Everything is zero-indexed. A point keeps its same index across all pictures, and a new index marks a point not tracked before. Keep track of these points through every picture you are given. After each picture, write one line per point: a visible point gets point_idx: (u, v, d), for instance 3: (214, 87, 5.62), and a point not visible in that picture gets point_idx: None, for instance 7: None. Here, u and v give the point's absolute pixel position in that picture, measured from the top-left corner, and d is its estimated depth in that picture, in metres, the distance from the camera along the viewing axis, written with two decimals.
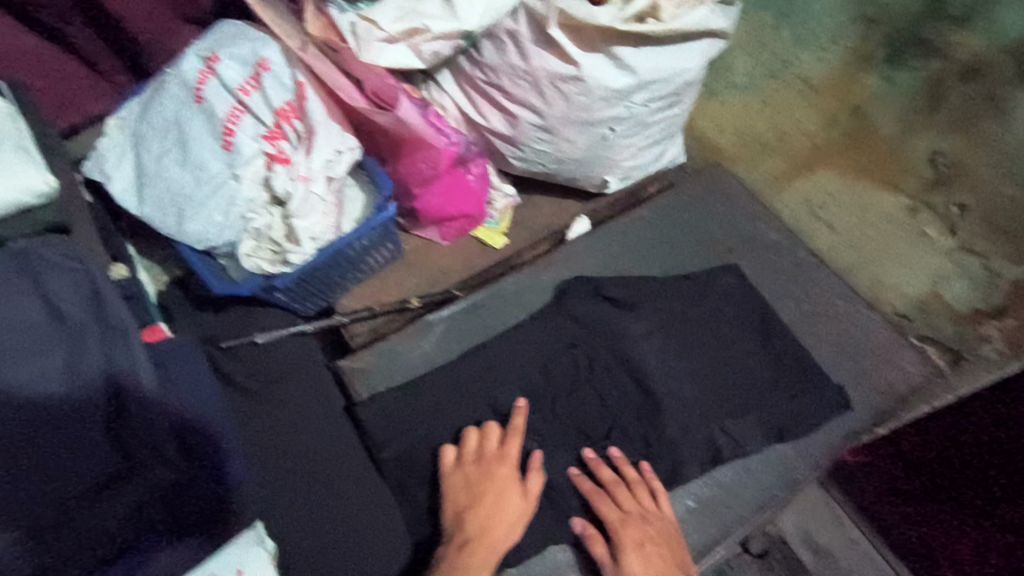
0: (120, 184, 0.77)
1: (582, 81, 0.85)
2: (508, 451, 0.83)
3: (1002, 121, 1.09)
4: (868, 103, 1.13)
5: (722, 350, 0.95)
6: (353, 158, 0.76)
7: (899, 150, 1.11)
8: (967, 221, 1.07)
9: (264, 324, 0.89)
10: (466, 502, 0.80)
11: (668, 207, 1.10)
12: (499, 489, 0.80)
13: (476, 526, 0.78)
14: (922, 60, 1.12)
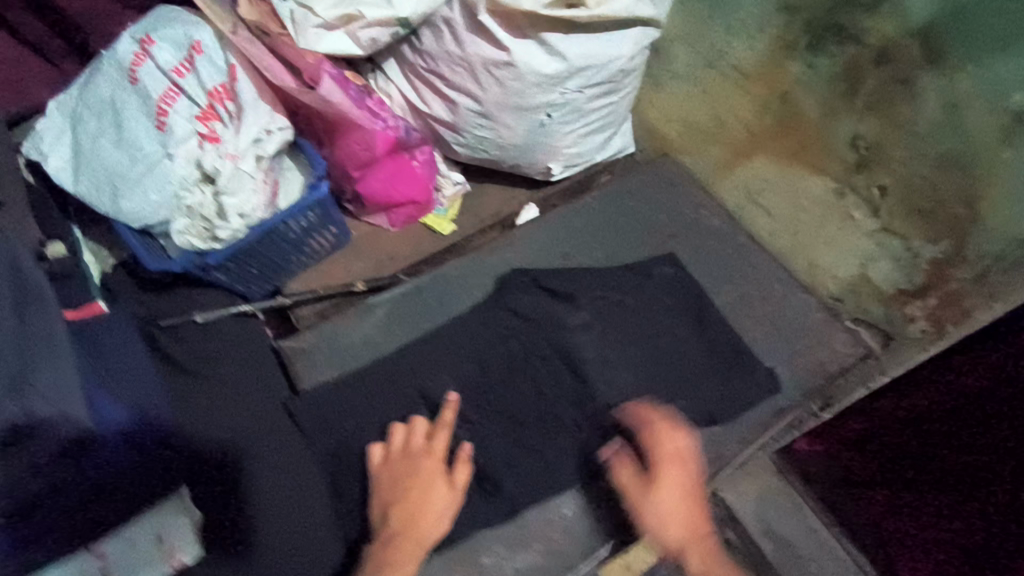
0: (56, 163, 0.78)
1: (513, 66, 0.88)
2: (435, 446, 0.84)
3: (913, 103, 1.10)
4: (795, 89, 1.16)
5: (656, 334, 0.97)
6: (283, 138, 0.78)
7: (821, 136, 1.13)
8: (888, 203, 1.08)
9: (204, 303, 0.90)
10: (394, 500, 0.80)
11: (616, 194, 1.12)
12: (427, 484, 0.81)
13: (403, 520, 0.79)
14: (839, 45, 1.14)
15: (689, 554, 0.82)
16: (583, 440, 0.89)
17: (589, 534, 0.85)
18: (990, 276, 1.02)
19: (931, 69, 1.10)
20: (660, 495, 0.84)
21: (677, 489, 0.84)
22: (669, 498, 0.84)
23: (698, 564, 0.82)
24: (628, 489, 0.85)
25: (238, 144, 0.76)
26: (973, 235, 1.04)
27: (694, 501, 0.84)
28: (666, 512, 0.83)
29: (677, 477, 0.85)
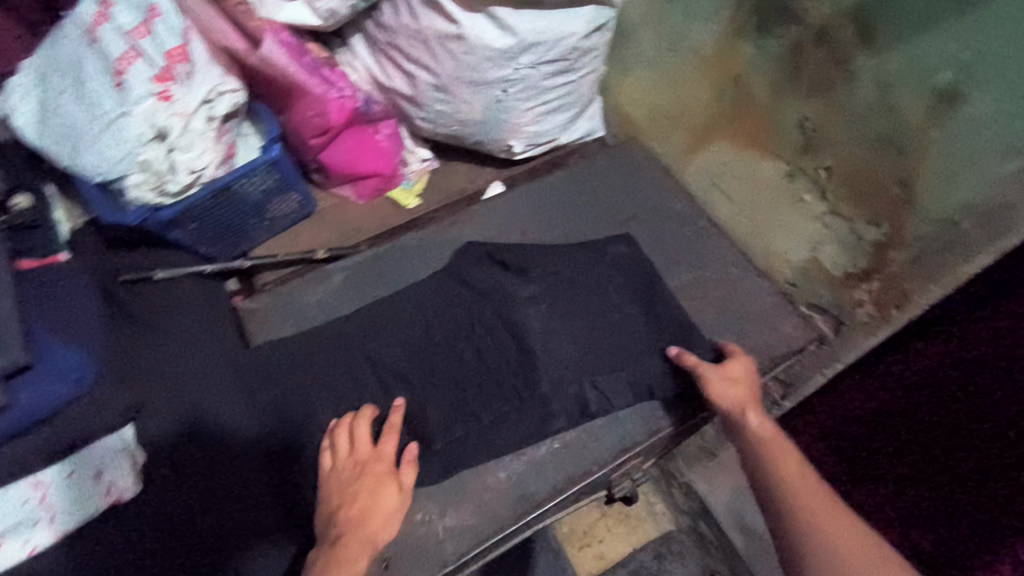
0: (23, 118, 0.83)
1: (464, 39, 0.90)
2: (383, 450, 0.79)
3: (849, 86, 1.13)
4: (749, 72, 1.19)
5: (599, 309, 0.98)
6: (234, 99, 0.83)
7: (772, 116, 1.17)
8: (833, 184, 1.12)
9: (164, 263, 0.94)
10: (340, 504, 0.74)
11: (580, 175, 1.14)
12: (374, 487, 0.76)
13: (349, 523, 0.73)
14: (783, 27, 1.16)
15: (750, 411, 0.81)
16: (521, 414, 0.89)
17: (523, 497, 0.86)
18: (924, 259, 1.02)
19: (866, 51, 1.12)
20: (731, 368, 0.87)
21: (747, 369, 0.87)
22: (741, 372, 0.86)
23: (758, 420, 0.80)
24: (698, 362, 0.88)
25: (188, 103, 0.80)
26: (909, 218, 1.07)
27: (753, 380, 0.86)
28: (733, 381, 0.85)
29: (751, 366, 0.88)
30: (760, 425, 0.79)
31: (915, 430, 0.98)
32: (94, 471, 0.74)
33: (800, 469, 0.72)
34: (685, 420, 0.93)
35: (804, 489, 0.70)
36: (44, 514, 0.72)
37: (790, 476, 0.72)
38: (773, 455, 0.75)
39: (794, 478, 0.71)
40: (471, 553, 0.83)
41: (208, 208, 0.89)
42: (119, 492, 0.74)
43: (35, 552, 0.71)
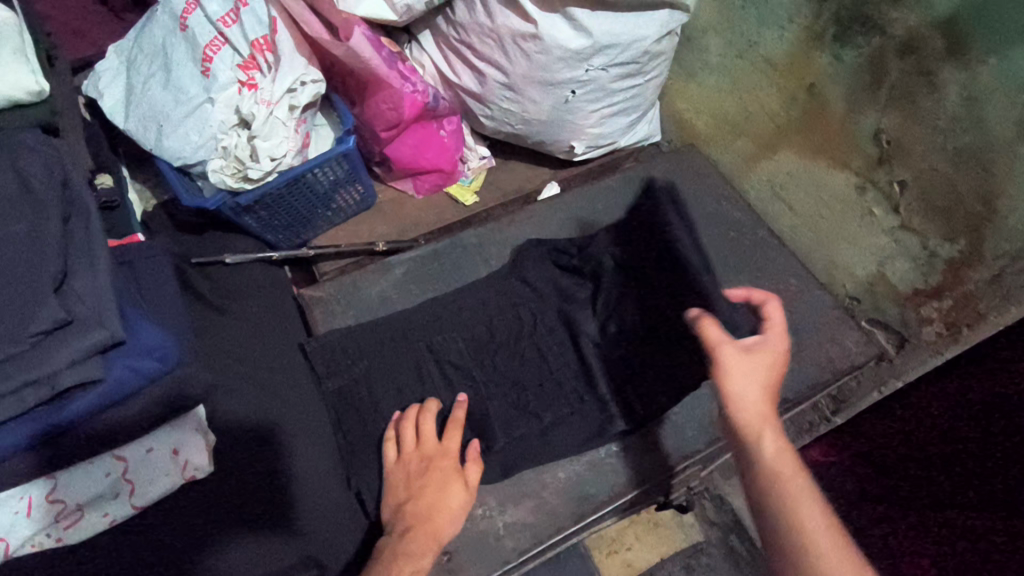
0: (110, 101, 0.85)
1: (540, 40, 0.91)
2: (448, 445, 0.83)
3: (935, 96, 1.12)
4: (822, 80, 1.17)
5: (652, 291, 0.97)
6: (315, 90, 0.84)
7: (846, 126, 1.15)
8: (907, 199, 1.08)
9: (234, 248, 0.96)
10: (408, 496, 0.80)
11: (638, 179, 1.13)
12: (440, 481, 0.80)
13: (418, 514, 0.78)
14: (864, 37, 1.17)
15: (766, 428, 0.68)
16: (588, 411, 0.90)
17: (583, 497, 0.86)
18: (1005, 277, 1.02)
19: (954, 65, 1.13)
20: (757, 360, 0.71)
21: (778, 357, 0.72)
22: (768, 364, 0.71)
23: (772, 445, 0.67)
24: (719, 344, 0.73)
25: (273, 92, 0.81)
26: (990, 236, 1.05)
27: (773, 374, 0.72)
28: (757, 378, 0.70)
29: (784, 347, 0.73)
30: (777, 452, 0.66)
31: (953, 456, 0.93)
32: (170, 450, 0.73)
33: (820, 521, 0.61)
34: None
35: (830, 568, 0.58)
36: (125, 487, 0.71)
37: (812, 544, 0.59)
38: (772, 493, 0.64)
39: (812, 543, 0.59)
40: (533, 551, 0.83)
41: (282, 196, 0.92)
42: (195, 470, 0.74)
43: (115, 522, 0.71)
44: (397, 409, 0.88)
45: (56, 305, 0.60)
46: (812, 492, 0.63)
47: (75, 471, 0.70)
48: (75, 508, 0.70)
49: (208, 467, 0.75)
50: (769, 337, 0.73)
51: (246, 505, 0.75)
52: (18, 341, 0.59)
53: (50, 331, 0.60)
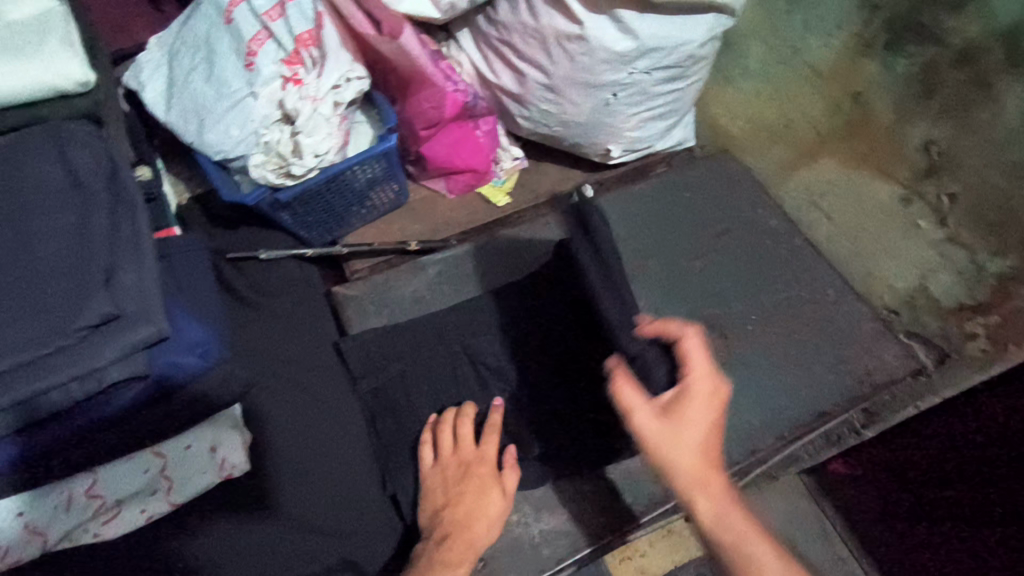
0: (152, 93, 0.84)
1: (585, 40, 0.89)
2: (485, 450, 0.82)
3: (992, 108, 1.16)
4: (868, 89, 1.19)
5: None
6: (359, 87, 0.83)
7: (893, 136, 1.15)
8: (956, 212, 1.09)
9: (268, 244, 0.95)
10: (446, 502, 0.78)
11: (672, 184, 1.11)
12: (478, 488, 0.79)
13: (456, 521, 0.77)
14: (917, 46, 1.21)
15: (699, 493, 0.69)
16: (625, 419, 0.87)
17: (619, 507, 0.85)
18: None
19: (1011, 78, 1.18)
20: (678, 421, 0.69)
21: (700, 408, 0.69)
22: (691, 419, 0.69)
23: (708, 505, 0.69)
24: (634, 414, 0.71)
25: (319, 88, 0.81)
26: None
27: (700, 429, 0.69)
28: (681, 441, 0.69)
29: (706, 395, 0.69)
30: (715, 512, 0.68)
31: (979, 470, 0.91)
32: (207, 447, 0.73)
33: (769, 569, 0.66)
34: (778, 441, 0.92)
35: None
36: (162, 483, 0.72)
37: None
38: (721, 551, 0.68)
39: None
40: (570, 558, 0.83)
41: (320, 194, 0.91)
42: (231, 468, 0.74)
43: (152, 520, 0.71)
44: (434, 412, 0.87)
45: (106, 299, 0.59)
46: (757, 542, 0.67)
47: (113, 468, 0.70)
48: (113, 505, 0.70)
49: (245, 466, 0.75)
50: (688, 390, 0.69)
51: (283, 502, 0.76)
52: (64, 335, 0.58)
53: (97, 326, 0.59)
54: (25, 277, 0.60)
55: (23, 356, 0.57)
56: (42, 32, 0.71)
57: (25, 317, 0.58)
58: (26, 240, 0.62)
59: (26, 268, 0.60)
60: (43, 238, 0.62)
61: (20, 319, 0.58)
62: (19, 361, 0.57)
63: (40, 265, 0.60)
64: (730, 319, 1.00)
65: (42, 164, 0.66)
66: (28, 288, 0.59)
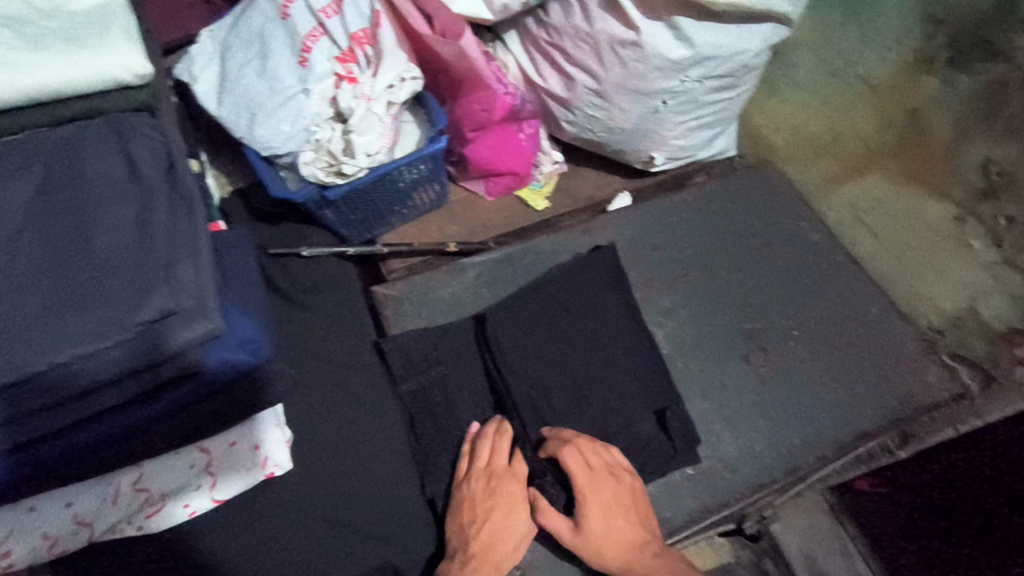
0: (204, 86, 0.84)
1: (640, 47, 0.88)
2: (516, 469, 0.81)
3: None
4: (924, 106, 1.17)
5: (578, 322, 0.90)
6: (414, 87, 0.82)
7: (949, 155, 1.13)
8: (1014, 234, 1.07)
9: (310, 241, 0.95)
10: (474, 520, 0.76)
11: (714, 195, 1.10)
12: (506, 509, 0.78)
13: (483, 539, 0.75)
14: (985, 63, 1.18)
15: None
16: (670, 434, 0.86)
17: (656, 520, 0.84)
18: None
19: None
20: (590, 524, 0.77)
21: (600, 505, 0.78)
22: (599, 516, 0.77)
23: None
24: (558, 531, 0.78)
25: (374, 88, 0.80)
26: None
27: (611, 520, 0.78)
28: (602, 537, 0.77)
29: (601, 491, 0.78)
30: None
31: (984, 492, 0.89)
32: (252, 445, 0.72)
33: None
34: (820, 461, 0.90)
35: None
36: (207, 479, 0.71)
37: None
38: None
39: None
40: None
41: (366, 193, 0.90)
42: (274, 467, 0.73)
43: (195, 515, 0.71)
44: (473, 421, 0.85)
45: (166, 295, 0.59)
46: None
47: (158, 462, 0.69)
48: (159, 498, 0.69)
49: (286, 467, 0.74)
50: (586, 494, 0.78)
51: (324, 502, 0.76)
52: (124, 329, 0.57)
53: (156, 321, 0.58)
54: (85, 267, 0.60)
55: (81, 348, 0.56)
56: (102, 24, 0.71)
57: (85, 307, 0.58)
58: (86, 230, 0.61)
59: (86, 258, 0.60)
60: (104, 229, 0.62)
61: (80, 310, 0.58)
62: (78, 351, 0.56)
63: (102, 256, 0.60)
64: (771, 333, 0.99)
65: (105, 157, 0.66)
66: (90, 278, 0.59)
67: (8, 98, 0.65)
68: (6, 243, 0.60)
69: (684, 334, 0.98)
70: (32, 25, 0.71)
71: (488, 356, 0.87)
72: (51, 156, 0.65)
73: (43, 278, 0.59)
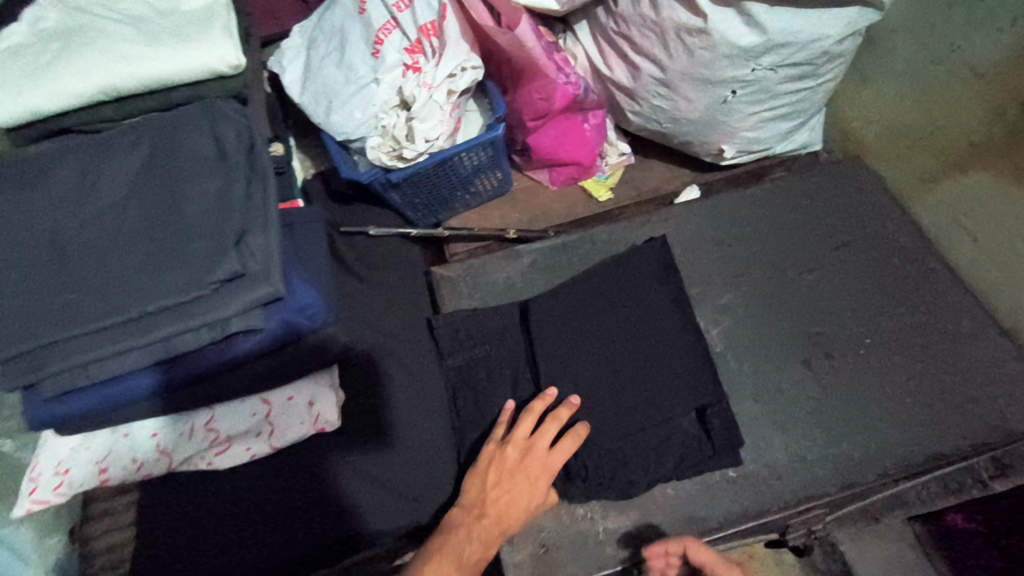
0: (291, 76, 0.92)
1: (707, 35, 0.85)
2: (553, 458, 0.80)
3: None
4: None
5: (621, 312, 0.91)
6: (473, 77, 0.86)
7: None
8: None
9: (378, 222, 1.02)
10: (493, 487, 0.78)
11: (788, 191, 1.04)
12: (525, 488, 0.78)
13: (497, 507, 0.77)
14: None
15: None
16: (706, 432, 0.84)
17: (691, 519, 0.82)
18: None
19: None
20: None
21: None
22: None
23: None
24: None
25: (435, 76, 0.85)
26: None
27: None
28: None
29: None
30: None
31: None
32: (307, 402, 0.80)
33: None
34: (881, 479, 0.83)
35: None
36: (265, 428, 0.79)
37: None
38: None
39: None
40: (630, 563, 0.80)
41: (429, 177, 0.95)
42: (325, 423, 0.79)
43: (255, 457, 0.79)
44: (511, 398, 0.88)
45: (235, 258, 0.67)
46: None
47: (227, 407, 0.79)
48: (225, 439, 0.79)
49: (335, 424, 0.80)
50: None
51: (366, 460, 0.82)
52: (201, 286, 0.66)
53: (227, 281, 0.67)
54: (174, 231, 0.69)
55: (168, 301, 0.66)
56: (206, 22, 0.81)
57: (172, 266, 0.67)
58: (177, 200, 0.71)
59: (176, 224, 0.70)
60: (191, 200, 0.71)
61: (167, 269, 0.67)
62: (165, 304, 0.66)
63: (187, 223, 0.70)
64: (840, 338, 0.92)
65: (197, 137, 0.75)
66: (178, 240, 0.69)
67: (129, 86, 0.77)
68: (116, 210, 0.71)
69: (740, 332, 0.94)
70: (153, 23, 0.82)
71: (527, 339, 0.90)
72: (156, 135, 0.76)
73: (141, 240, 0.69)
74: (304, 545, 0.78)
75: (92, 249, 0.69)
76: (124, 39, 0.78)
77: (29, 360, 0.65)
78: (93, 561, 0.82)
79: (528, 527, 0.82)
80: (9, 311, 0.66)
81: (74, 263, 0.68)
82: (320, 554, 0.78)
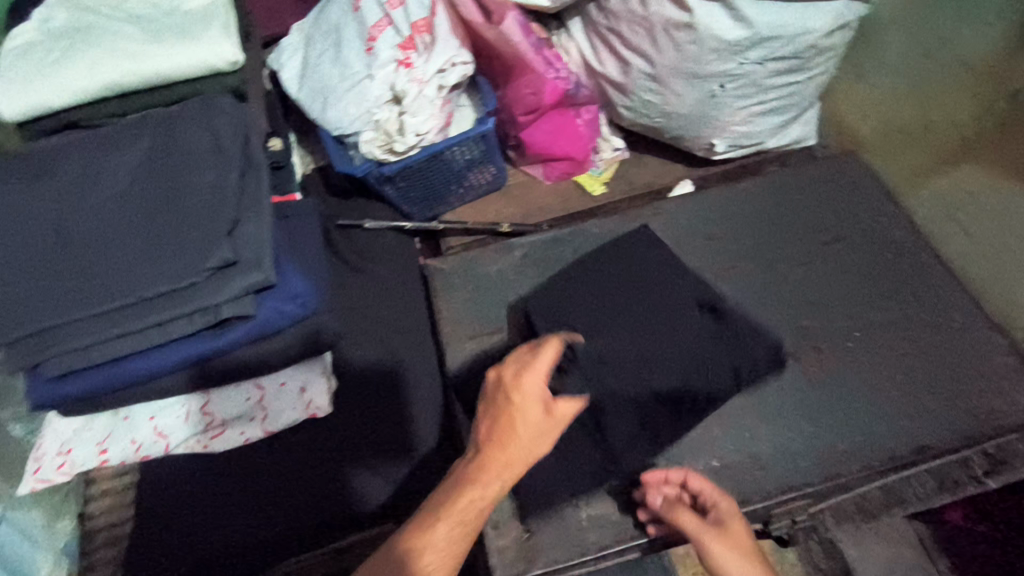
0: (288, 73, 0.95)
1: (693, 29, 0.86)
2: (528, 379, 0.68)
3: None
4: None
5: (630, 284, 0.93)
6: (463, 72, 0.89)
7: None
8: None
9: (374, 215, 1.03)
10: (478, 420, 0.69)
11: (781, 185, 1.05)
12: (506, 413, 0.67)
13: (484, 438, 0.67)
14: None
15: None
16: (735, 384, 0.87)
17: None
18: None
19: None
20: (733, 533, 0.69)
21: (738, 524, 0.71)
22: (736, 532, 0.70)
23: None
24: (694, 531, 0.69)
25: (425, 71, 0.87)
26: None
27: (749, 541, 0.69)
28: (743, 551, 0.67)
29: (735, 515, 0.72)
30: None
31: None
32: (299, 389, 0.85)
33: None
34: (865, 471, 0.83)
35: None
36: (259, 413, 0.84)
37: None
38: None
39: None
40: (613, 549, 0.81)
41: (421, 171, 0.98)
42: (316, 409, 0.84)
43: (248, 442, 0.83)
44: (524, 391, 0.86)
45: (228, 247, 0.69)
46: None
47: (223, 391, 0.84)
48: (219, 423, 0.84)
49: (327, 410, 0.85)
50: (723, 509, 0.73)
51: (356, 444, 0.85)
52: (195, 273, 0.69)
53: (220, 268, 0.69)
54: (171, 220, 0.72)
55: (163, 287, 0.69)
56: (206, 20, 0.84)
57: (168, 254, 0.70)
58: (174, 192, 0.74)
59: (172, 214, 0.72)
60: (187, 190, 0.74)
61: (162, 257, 0.70)
62: (160, 290, 0.69)
63: (182, 213, 0.72)
64: (829, 332, 0.92)
65: (194, 131, 0.78)
66: (173, 228, 0.71)
67: (131, 82, 0.80)
68: (116, 200, 0.74)
69: None
70: (155, 22, 0.85)
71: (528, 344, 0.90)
72: (156, 130, 0.79)
73: (140, 228, 0.72)
74: (293, 526, 0.80)
75: (93, 238, 0.72)
76: (127, 37, 0.81)
77: (33, 343, 0.68)
78: (93, 539, 0.86)
79: (512, 514, 0.84)
80: (14, 296, 0.69)
81: (76, 250, 0.71)
82: (307, 536, 0.80)
